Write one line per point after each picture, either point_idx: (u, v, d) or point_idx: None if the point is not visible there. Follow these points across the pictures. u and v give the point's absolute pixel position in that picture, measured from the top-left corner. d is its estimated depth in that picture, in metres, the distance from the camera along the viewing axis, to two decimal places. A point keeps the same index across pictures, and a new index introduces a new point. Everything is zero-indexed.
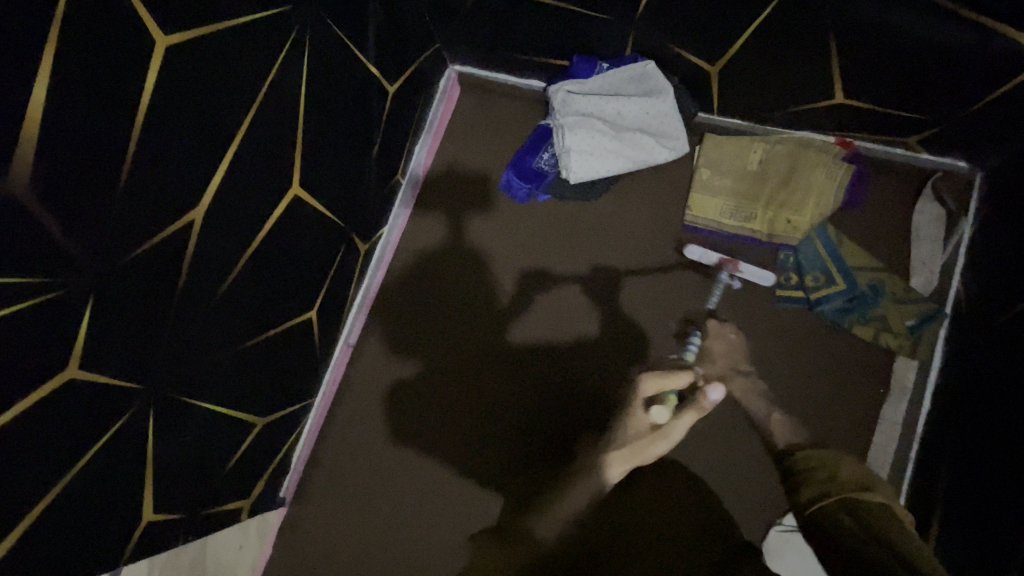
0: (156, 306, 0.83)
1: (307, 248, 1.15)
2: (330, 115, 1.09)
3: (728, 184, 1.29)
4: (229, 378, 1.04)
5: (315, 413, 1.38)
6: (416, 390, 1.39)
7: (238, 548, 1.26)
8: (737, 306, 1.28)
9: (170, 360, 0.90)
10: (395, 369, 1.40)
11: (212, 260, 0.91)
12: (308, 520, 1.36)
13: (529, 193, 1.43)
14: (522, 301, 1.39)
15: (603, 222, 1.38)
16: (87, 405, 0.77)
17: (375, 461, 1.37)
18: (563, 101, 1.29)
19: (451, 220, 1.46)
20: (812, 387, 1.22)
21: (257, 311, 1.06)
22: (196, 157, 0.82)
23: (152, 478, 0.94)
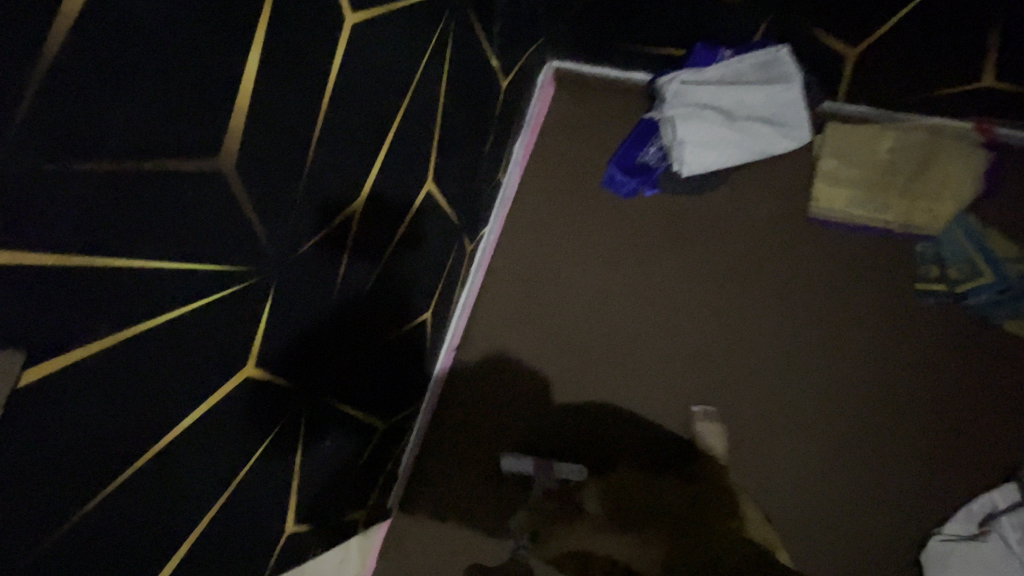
0: (315, 301, 0.80)
1: (427, 245, 1.11)
2: (458, 110, 1.07)
3: (858, 173, 1.23)
4: (359, 384, 1.00)
5: (421, 420, 1.31)
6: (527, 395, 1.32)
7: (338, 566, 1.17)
8: (867, 300, 1.22)
9: (319, 359, 0.86)
10: (498, 374, 1.35)
11: (361, 254, 0.88)
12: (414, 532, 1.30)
13: (635, 188, 1.37)
14: (626, 304, 1.33)
15: (717, 220, 1.33)
16: (255, 405, 0.74)
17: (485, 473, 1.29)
18: (676, 90, 1.26)
19: (552, 218, 1.41)
20: (959, 383, 1.16)
21: (384, 313, 1.02)
22: (362, 145, 0.79)
23: (296, 484, 0.90)
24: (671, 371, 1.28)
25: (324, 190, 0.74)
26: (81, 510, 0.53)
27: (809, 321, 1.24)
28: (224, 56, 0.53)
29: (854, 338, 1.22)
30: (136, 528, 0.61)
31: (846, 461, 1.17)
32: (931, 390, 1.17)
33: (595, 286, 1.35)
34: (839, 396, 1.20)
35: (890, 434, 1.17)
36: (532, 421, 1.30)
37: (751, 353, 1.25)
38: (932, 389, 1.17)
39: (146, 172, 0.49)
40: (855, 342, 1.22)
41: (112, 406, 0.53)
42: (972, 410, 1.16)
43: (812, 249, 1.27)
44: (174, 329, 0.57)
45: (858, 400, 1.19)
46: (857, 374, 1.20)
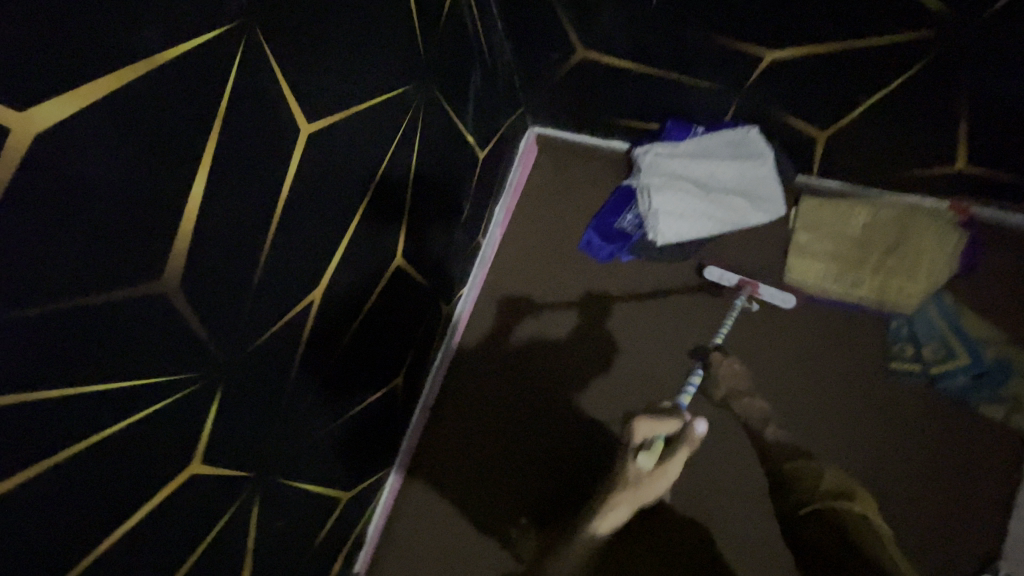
0: (270, 390, 0.81)
1: (398, 317, 1.13)
2: (430, 187, 1.10)
3: (830, 248, 1.23)
4: (321, 459, 1.00)
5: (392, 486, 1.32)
6: (499, 456, 1.32)
7: None
8: (843, 376, 1.21)
9: (276, 441, 0.87)
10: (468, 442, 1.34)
11: (323, 337, 0.90)
12: None
13: (612, 254, 1.37)
14: (601, 369, 1.33)
15: (692, 290, 1.32)
16: (204, 498, 0.74)
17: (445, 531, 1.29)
18: (650, 163, 1.28)
19: (531, 280, 1.42)
20: (938, 467, 1.14)
21: (350, 388, 1.03)
22: (322, 240, 0.82)
23: (251, 565, 0.90)
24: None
25: (278, 289, 0.76)
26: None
27: (782, 397, 1.23)
28: (166, 189, 0.56)
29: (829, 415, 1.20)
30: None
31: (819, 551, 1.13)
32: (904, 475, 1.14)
33: (570, 353, 1.35)
34: None
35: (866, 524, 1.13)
36: (499, 491, 1.30)
37: (726, 431, 1.21)
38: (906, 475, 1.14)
39: (78, 306, 0.51)
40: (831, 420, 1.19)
41: (40, 529, 0.53)
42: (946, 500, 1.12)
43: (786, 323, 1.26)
44: (111, 444, 0.58)
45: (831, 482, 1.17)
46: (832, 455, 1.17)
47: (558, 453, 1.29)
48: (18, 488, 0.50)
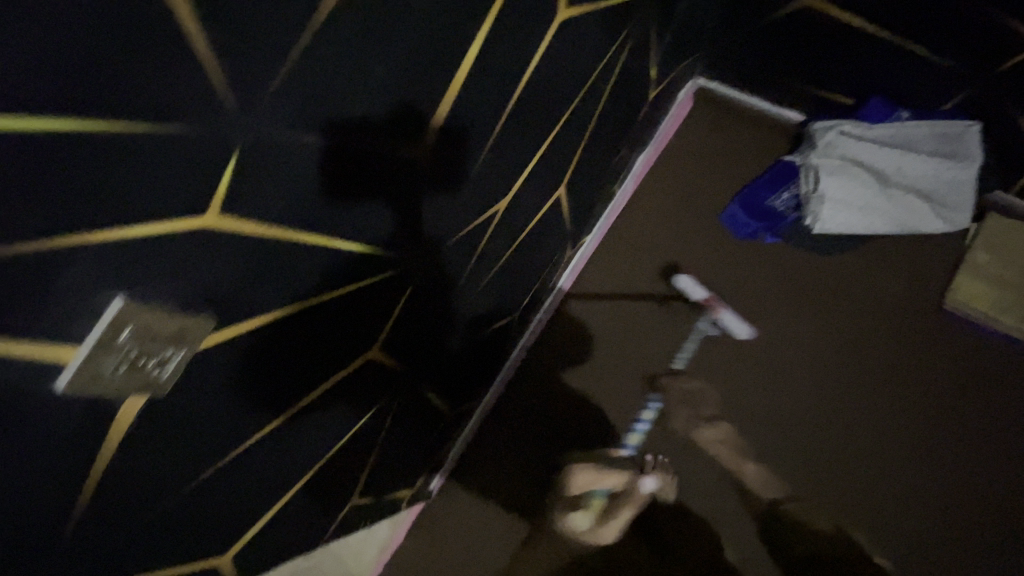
0: (444, 293, 0.78)
1: (542, 248, 1.08)
2: (610, 117, 1.02)
3: (1009, 277, 1.15)
4: (445, 372, 0.97)
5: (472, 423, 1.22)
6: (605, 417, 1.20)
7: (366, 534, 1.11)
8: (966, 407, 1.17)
9: (427, 346, 0.85)
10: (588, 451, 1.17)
11: (491, 251, 0.86)
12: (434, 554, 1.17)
13: (755, 232, 1.28)
14: (720, 344, 1.23)
15: (834, 290, 1.24)
16: (363, 387, 0.72)
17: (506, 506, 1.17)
18: (833, 140, 1.18)
19: (661, 239, 1.31)
20: None
21: (482, 314, 0.99)
22: (528, 148, 0.77)
23: (372, 461, 0.89)
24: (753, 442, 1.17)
25: (486, 189, 0.71)
26: (205, 470, 0.53)
27: (906, 425, 1.16)
28: (454, 38, 0.48)
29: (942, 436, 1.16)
30: (235, 491, 0.61)
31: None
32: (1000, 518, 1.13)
33: (690, 325, 1.25)
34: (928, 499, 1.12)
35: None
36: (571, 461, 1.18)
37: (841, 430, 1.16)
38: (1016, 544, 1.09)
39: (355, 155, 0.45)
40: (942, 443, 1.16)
41: (258, 378, 0.52)
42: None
43: (922, 349, 1.19)
44: (326, 312, 0.55)
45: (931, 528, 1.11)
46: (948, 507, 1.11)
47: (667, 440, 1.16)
48: (251, 333, 0.47)
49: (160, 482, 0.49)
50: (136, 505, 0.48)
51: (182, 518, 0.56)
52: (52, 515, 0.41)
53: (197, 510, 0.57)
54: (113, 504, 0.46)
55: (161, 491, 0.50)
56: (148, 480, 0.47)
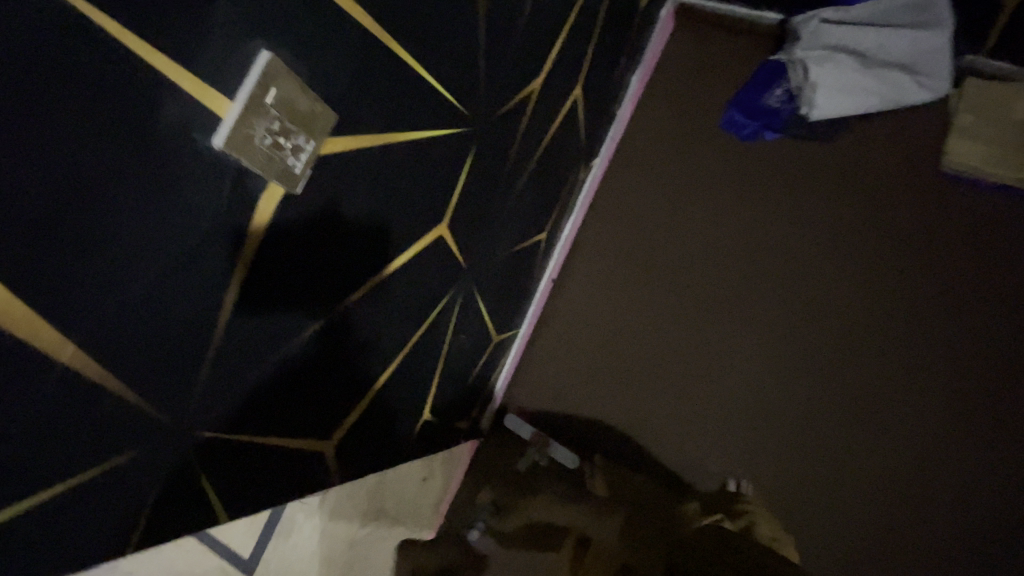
0: (495, 178, 0.78)
1: (565, 159, 1.09)
2: (612, 18, 1.03)
3: (996, 131, 1.19)
4: (494, 282, 0.97)
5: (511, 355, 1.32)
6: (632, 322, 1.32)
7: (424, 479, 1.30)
8: (974, 258, 1.23)
9: (482, 243, 0.85)
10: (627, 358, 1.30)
11: (528, 141, 0.86)
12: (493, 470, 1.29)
13: (756, 130, 1.32)
14: (733, 241, 1.31)
15: (838, 174, 1.29)
16: (435, 274, 0.71)
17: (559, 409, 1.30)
18: (814, 30, 1.24)
19: (665, 155, 1.37)
20: None
21: (520, 223, 0.98)
22: (557, 20, 0.77)
23: (440, 373, 0.88)
24: (772, 323, 1.27)
25: (527, 59, 0.71)
26: (316, 326, 0.52)
27: (911, 284, 1.24)
28: None
29: (955, 290, 1.23)
30: (337, 377, 0.58)
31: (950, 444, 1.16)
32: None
33: (700, 228, 1.33)
34: (941, 348, 1.21)
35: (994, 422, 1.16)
36: (602, 368, 1.30)
37: (852, 296, 1.25)
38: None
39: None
40: (958, 298, 1.23)
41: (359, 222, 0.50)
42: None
43: (925, 212, 1.26)
44: (408, 156, 0.54)
45: (965, 381, 1.19)
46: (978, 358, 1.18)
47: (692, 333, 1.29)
48: (354, 155, 0.46)
49: (285, 325, 0.47)
50: (262, 354, 0.46)
51: (298, 389, 0.54)
52: (202, 332, 0.39)
53: (308, 388, 0.55)
54: (243, 345, 0.44)
55: (283, 341, 0.48)
56: (277, 318, 0.46)
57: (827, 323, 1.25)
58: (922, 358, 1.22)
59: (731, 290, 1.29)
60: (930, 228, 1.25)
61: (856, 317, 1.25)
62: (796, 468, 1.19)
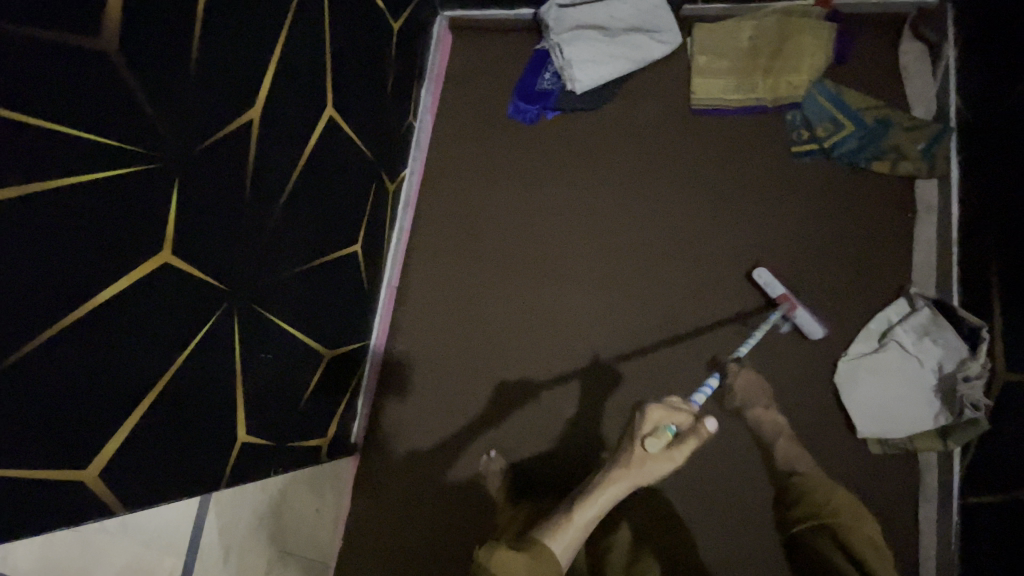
0: (232, 206, 0.86)
1: (348, 176, 1.17)
2: (354, 43, 1.12)
3: (727, 64, 1.36)
4: (292, 300, 1.04)
5: (371, 370, 1.41)
6: (470, 309, 1.42)
7: (317, 511, 1.36)
8: (750, 171, 1.35)
9: (247, 265, 0.92)
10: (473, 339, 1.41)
11: (269, 167, 0.93)
12: (377, 473, 1.40)
13: (538, 113, 1.47)
14: (542, 212, 1.43)
15: (614, 132, 1.43)
16: (176, 302, 0.78)
17: (427, 407, 1.40)
18: (556, 17, 1.41)
19: (468, 155, 1.50)
20: (857, 217, 1.28)
21: (304, 241, 1.05)
22: (254, 57, 0.84)
23: (241, 394, 0.93)
24: (590, 275, 1.38)
25: (219, 96, 0.79)
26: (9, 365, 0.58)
27: (700, 211, 1.36)
28: None
29: (743, 207, 1.33)
30: (57, 411, 0.64)
31: (763, 347, 1.24)
32: (816, 245, 1.29)
33: (511, 210, 1.45)
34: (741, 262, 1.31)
35: (800, 317, 1.25)
36: (451, 358, 1.40)
37: (653, 232, 1.37)
38: (840, 267, 1.27)
39: (9, 34, 0.51)
40: (745, 212, 1.33)
41: (13, 263, 0.56)
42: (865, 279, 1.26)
43: (699, 142, 1.39)
44: (83, 197, 0.62)
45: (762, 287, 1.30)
46: (766, 264, 1.29)
47: (526, 304, 1.39)
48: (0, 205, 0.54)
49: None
50: None
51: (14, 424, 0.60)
52: None
53: (21, 419, 0.60)
54: None
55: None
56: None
57: (639, 262, 1.37)
58: (723, 273, 1.32)
59: (549, 256, 1.41)
60: (709, 156, 1.37)
61: (665, 251, 1.36)
62: (638, 399, 1.30)
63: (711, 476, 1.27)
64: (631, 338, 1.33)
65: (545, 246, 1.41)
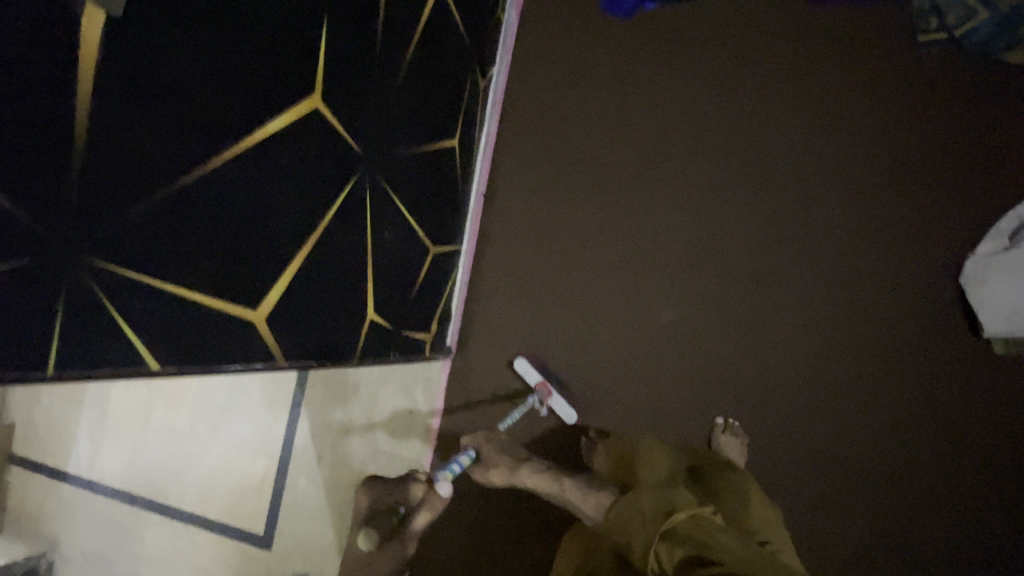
0: (363, 69, 0.81)
1: (452, 60, 1.11)
2: None
3: None
4: (410, 182, 1.01)
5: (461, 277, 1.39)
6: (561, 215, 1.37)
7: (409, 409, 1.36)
8: (867, 67, 1.27)
9: (377, 137, 0.89)
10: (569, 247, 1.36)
11: (393, 29, 0.87)
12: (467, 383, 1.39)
13: (635, 3, 1.36)
14: (640, 115, 1.36)
15: (717, 27, 1.34)
16: (320, 155, 0.78)
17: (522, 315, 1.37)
18: None
19: (557, 53, 1.39)
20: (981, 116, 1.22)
21: (419, 119, 1.01)
22: None
23: (372, 270, 0.96)
24: (690, 178, 1.33)
25: None
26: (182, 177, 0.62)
27: (811, 109, 1.29)
28: None
29: (855, 105, 1.27)
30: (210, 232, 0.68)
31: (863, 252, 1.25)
32: (931, 146, 1.24)
33: (608, 114, 1.37)
34: (849, 163, 1.27)
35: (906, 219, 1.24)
36: (544, 264, 1.37)
37: (758, 132, 1.31)
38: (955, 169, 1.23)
39: None
40: (857, 111, 1.27)
41: (197, 77, 0.59)
42: (984, 186, 1.21)
43: (811, 35, 1.29)
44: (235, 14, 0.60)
45: (870, 189, 1.26)
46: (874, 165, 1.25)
47: (622, 210, 1.35)
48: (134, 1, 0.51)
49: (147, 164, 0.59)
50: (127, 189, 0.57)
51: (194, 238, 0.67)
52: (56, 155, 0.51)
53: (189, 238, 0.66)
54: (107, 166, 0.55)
55: (151, 178, 0.59)
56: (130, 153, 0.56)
57: (741, 165, 1.31)
58: (828, 174, 1.28)
59: (645, 162, 1.35)
60: (821, 50, 1.29)
61: (771, 153, 1.30)
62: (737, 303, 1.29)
63: (802, 376, 1.26)
64: (730, 241, 1.30)
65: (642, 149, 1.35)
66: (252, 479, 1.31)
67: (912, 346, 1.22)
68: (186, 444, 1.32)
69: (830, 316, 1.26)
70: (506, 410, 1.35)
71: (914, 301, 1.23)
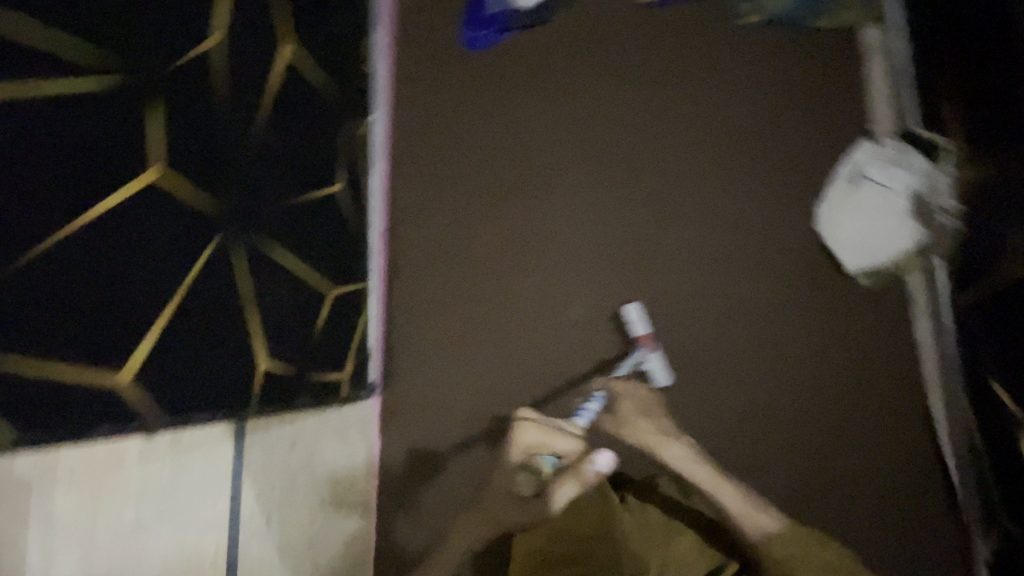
0: (213, 137, 0.87)
1: (324, 112, 1.17)
2: None
3: None
4: (289, 231, 1.08)
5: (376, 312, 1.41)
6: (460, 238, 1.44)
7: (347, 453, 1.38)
8: (702, 53, 1.41)
9: (240, 195, 0.95)
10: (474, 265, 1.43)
11: (247, 95, 0.93)
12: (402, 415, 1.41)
13: (487, 39, 1.49)
14: (519, 132, 1.45)
15: (573, 41, 1.46)
16: (168, 224, 0.85)
17: (444, 337, 1.42)
18: None
19: (433, 89, 1.49)
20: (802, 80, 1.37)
21: (292, 171, 1.07)
22: None
23: (257, 318, 1.07)
24: (571, 180, 1.42)
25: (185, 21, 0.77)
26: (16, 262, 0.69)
27: (662, 97, 1.41)
28: None
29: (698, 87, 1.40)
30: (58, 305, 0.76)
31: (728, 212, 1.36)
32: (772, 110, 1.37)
33: (490, 138, 1.46)
34: (702, 138, 1.39)
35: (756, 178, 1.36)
36: (454, 284, 1.43)
37: (621, 127, 1.42)
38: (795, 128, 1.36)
39: None
40: (702, 91, 1.40)
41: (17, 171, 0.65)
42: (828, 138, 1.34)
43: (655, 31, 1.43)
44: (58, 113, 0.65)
45: (726, 157, 1.37)
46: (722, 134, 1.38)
47: (513, 219, 1.43)
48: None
49: None
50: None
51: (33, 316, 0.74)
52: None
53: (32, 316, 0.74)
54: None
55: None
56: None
57: (613, 159, 1.42)
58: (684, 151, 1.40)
59: (528, 172, 1.44)
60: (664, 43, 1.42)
61: (637, 141, 1.41)
62: (630, 283, 1.37)
63: (708, 338, 1.33)
64: (614, 228, 1.40)
65: (523, 162, 1.44)
66: (206, 556, 1.26)
67: (790, 292, 1.32)
68: (134, 540, 1.22)
69: (718, 278, 1.34)
70: (440, 432, 1.38)
71: (785, 250, 1.33)
